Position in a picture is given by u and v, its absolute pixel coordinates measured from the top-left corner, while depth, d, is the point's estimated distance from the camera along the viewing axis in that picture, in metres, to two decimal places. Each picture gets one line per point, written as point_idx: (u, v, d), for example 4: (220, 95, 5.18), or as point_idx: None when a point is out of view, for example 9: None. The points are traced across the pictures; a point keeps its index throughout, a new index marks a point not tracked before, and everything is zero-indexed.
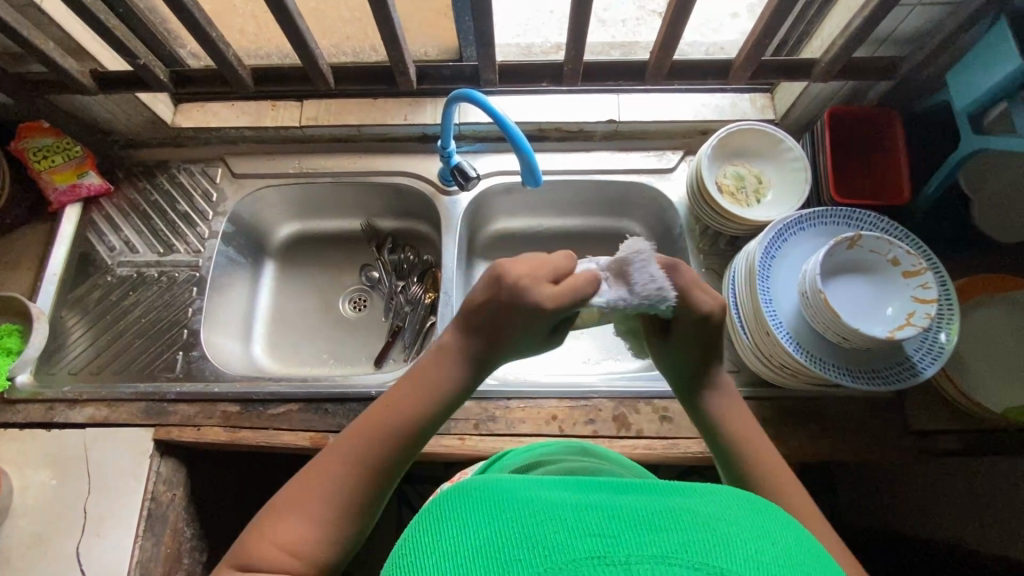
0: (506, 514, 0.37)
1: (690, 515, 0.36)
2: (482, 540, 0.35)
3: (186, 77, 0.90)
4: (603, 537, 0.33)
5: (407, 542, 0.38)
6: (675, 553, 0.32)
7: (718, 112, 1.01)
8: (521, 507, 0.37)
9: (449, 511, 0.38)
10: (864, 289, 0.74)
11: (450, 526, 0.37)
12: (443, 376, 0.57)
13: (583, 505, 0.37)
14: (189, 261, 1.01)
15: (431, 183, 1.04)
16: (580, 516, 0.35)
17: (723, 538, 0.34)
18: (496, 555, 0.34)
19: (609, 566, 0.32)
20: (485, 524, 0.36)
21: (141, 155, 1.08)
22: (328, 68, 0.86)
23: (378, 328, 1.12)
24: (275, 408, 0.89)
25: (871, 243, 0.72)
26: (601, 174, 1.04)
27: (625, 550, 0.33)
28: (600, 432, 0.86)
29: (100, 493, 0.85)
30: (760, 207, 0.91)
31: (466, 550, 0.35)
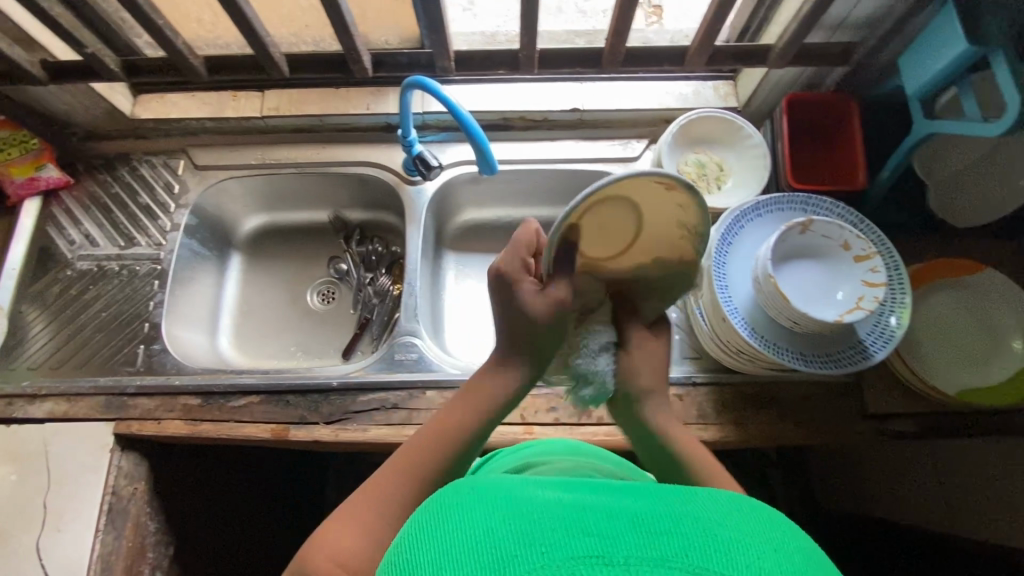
0: (505, 511, 0.38)
1: (689, 519, 0.37)
2: (479, 534, 0.36)
3: (140, 67, 0.89)
4: (600, 537, 0.35)
5: (405, 537, 0.39)
6: (674, 556, 0.34)
7: (681, 101, 1.01)
8: (520, 506, 0.38)
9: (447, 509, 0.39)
10: (817, 273, 0.75)
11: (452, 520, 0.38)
12: (493, 390, 0.66)
13: (579, 506, 0.38)
14: (151, 254, 1.00)
15: (395, 173, 1.03)
16: (577, 516, 0.37)
17: (725, 546, 0.35)
18: (496, 551, 0.35)
19: (607, 567, 0.34)
20: (486, 521, 0.37)
21: (101, 147, 1.07)
22: (281, 56, 0.85)
23: (347, 319, 1.12)
24: (237, 401, 0.88)
25: (824, 227, 0.73)
26: (566, 163, 1.04)
27: (625, 551, 0.34)
28: (561, 420, 0.86)
29: (59, 487, 0.84)
30: (721, 194, 0.91)
31: (463, 546, 0.36)
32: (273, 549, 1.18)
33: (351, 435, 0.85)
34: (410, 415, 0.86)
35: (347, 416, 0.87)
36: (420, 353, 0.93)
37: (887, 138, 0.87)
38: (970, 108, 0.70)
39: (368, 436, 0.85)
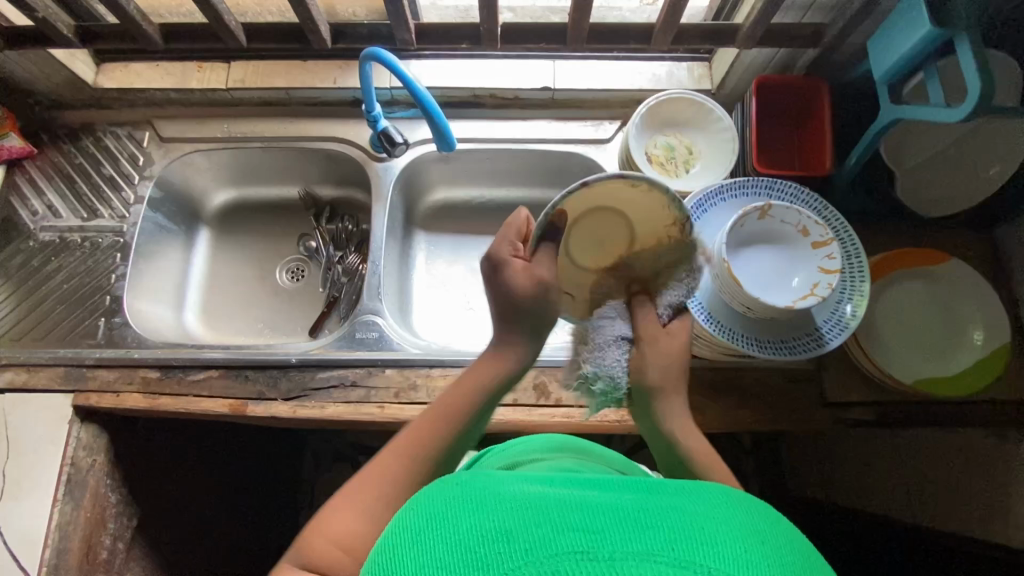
0: (490, 509, 0.40)
1: (677, 516, 0.38)
2: (461, 535, 0.38)
3: (95, 33, 0.87)
4: (584, 533, 0.36)
5: (389, 539, 0.41)
6: (660, 550, 0.35)
7: (654, 82, 0.99)
8: (505, 505, 0.40)
9: (432, 507, 0.42)
10: (769, 266, 0.74)
11: (439, 516, 0.41)
12: (492, 380, 0.64)
13: (566, 504, 0.40)
14: (113, 226, 0.99)
15: (362, 150, 1.02)
16: (563, 512, 0.39)
17: (712, 541, 0.36)
18: (479, 549, 0.37)
19: (591, 560, 0.35)
20: (469, 520, 0.39)
21: (66, 117, 1.05)
22: (238, 25, 0.83)
23: (315, 297, 1.12)
24: (196, 375, 0.88)
25: (780, 219, 0.73)
26: (536, 144, 1.02)
27: (609, 546, 0.35)
28: (520, 401, 0.86)
29: (17, 458, 0.85)
30: (689, 177, 0.90)
31: (445, 546, 0.38)
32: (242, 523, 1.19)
33: (309, 411, 0.85)
34: (368, 393, 0.86)
35: (305, 393, 0.87)
36: (381, 332, 0.92)
37: (858, 123, 0.86)
38: (935, 93, 0.69)
39: (326, 413, 0.85)
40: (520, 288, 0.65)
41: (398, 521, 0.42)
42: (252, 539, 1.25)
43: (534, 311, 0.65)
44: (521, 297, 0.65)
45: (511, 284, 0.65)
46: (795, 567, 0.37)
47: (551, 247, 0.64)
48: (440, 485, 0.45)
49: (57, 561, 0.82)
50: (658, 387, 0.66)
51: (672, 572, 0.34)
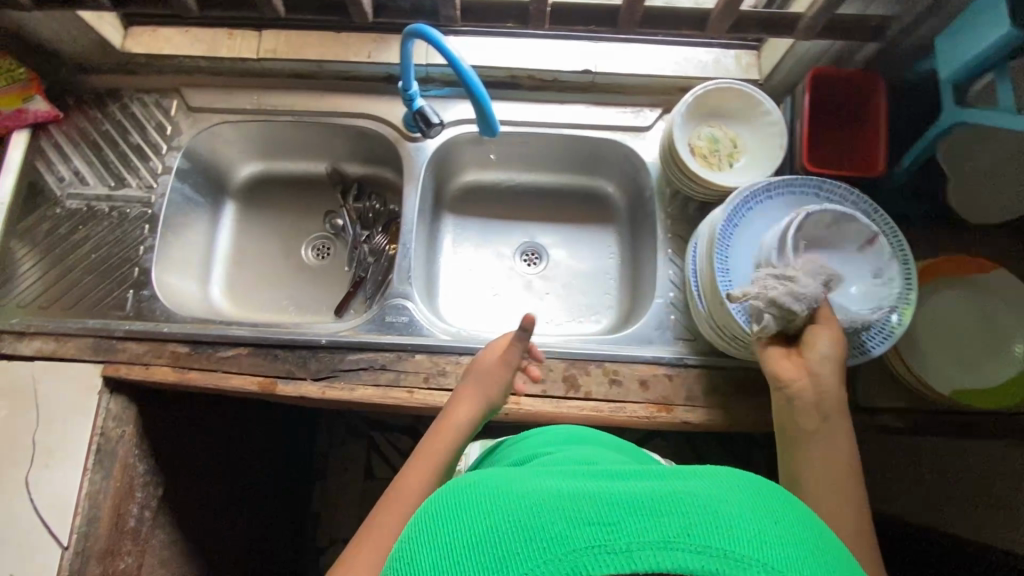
0: (501, 506, 0.40)
1: (688, 499, 0.38)
2: (477, 535, 0.39)
3: None
4: (601, 525, 0.37)
5: (406, 544, 0.42)
6: (678, 537, 0.36)
7: (700, 69, 0.96)
8: (516, 500, 0.40)
9: (445, 511, 0.42)
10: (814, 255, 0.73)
11: (454, 519, 0.41)
12: (438, 465, 0.67)
13: (578, 493, 0.39)
14: (141, 197, 0.97)
15: (395, 128, 0.99)
16: (575, 504, 0.38)
17: (726, 526, 0.37)
18: (494, 549, 0.38)
19: (610, 552, 0.36)
20: (482, 518, 0.40)
21: (91, 80, 1.02)
22: None
23: (341, 276, 1.11)
24: (225, 351, 0.88)
25: (883, 253, 0.73)
26: (572, 129, 1.00)
27: (626, 537, 0.36)
28: (550, 392, 0.85)
29: (48, 425, 0.85)
30: (732, 171, 0.88)
31: (462, 546, 0.39)
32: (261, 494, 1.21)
33: (338, 392, 0.85)
34: (397, 376, 0.86)
35: (335, 374, 0.86)
36: (411, 316, 0.91)
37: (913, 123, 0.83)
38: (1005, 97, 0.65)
39: (355, 396, 0.85)
40: (486, 376, 0.72)
41: (414, 528, 0.43)
42: (269, 509, 1.27)
43: (488, 396, 0.71)
44: (485, 382, 0.72)
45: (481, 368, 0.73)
46: (807, 544, 0.38)
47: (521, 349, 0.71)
48: (449, 487, 0.44)
49: (88, 529, 0.84)
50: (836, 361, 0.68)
51: (689, 560, 0.35)
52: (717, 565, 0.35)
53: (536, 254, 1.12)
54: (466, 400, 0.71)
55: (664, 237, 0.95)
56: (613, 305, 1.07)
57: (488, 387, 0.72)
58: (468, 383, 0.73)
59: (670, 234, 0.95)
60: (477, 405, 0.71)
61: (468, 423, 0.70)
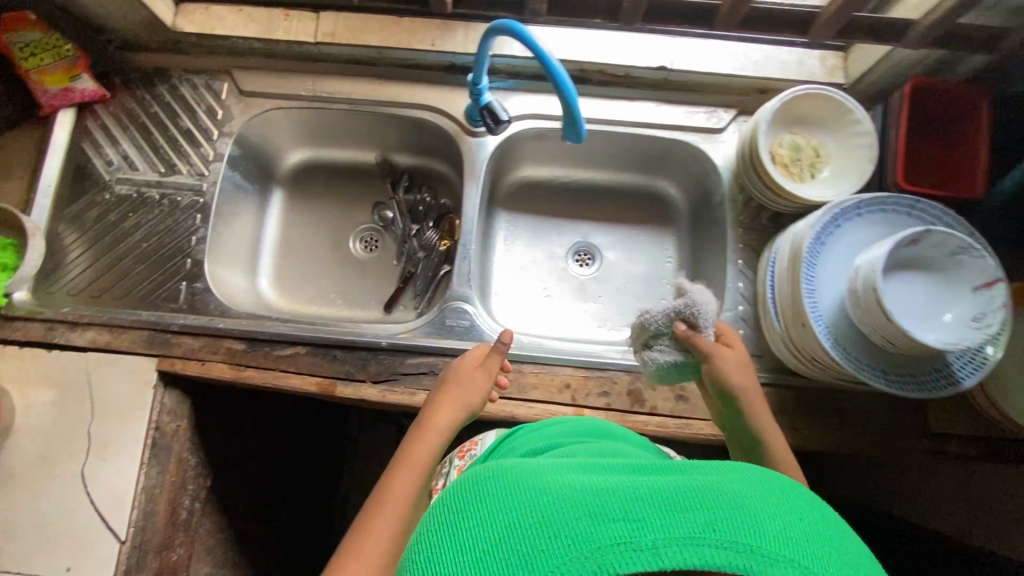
0: (524, 497, 0.41)
1: (716, 493, 0.39)
2: (490, 530, 0.40)
3: None
4: (628, 521, 0.37)
5: (418, 541, 0.43)
6: (705, 533, 0.36)
7: (783, 69, 0.90)
8: (539, 492, 0.40)
9: (469, 502, 0.42)
10: (917, 272, 0.69)
11: (477, 510, 0.41)
12: (423, 470, 0.66)
13: (603, 488, 0.40)
14: (193, 185, 0.94)
15: (457, 122, 0.95)
16: (600, 500, 0.39)
17: (753, 520, 0.37)
18: (513, 543, 0.38)
19: (640, 550, 0.36)
20: (500, 511, 0.40)
21: (139, 59, 0.98)
22: None
23: (390, 271, 1.09)
24: (283, 350, 0.86)
25: (997, 299, 0.65)
26: (641, 128, 0.95)
27: (655, 534, 0.36)
28: (614, 405, 0.83)
29: (104, 418, 0.84)
30: (814, 183, 0.84)
31: (480, 540, 0.39)
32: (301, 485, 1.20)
33: (398, 397, 0.83)
34: None
35: (395, 377, 0.85)
36: (472, 320, 0.88)
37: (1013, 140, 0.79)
38: None
39: (415, 401, 0.83)
40: (465, 381, 0.72)
41: (436, 520, 0.43)
42: (308, 497, 1.26)
43: (468, 403, 0.70)
44: (463, 386, 0.71)
45: (458, 375, 0.72)
46: (831, 537, 0.39)
47: (501, 354, 0.74)
48: (470, 478, 0.45)
49: (145, 523, 0.83)
50: (742, 389, 0.72)
51: (719, 555, 0.36)
52: (746, 562, 0.36)
53: (589, 255, 1.09)
54: (445, 404, 0.70)
55: (734, 246, 0.91)
56: None
57: (466, 393, 0.71)
58: (446, 388, 0.72)
59: (741, 244, 0.91)
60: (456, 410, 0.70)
61: (449, 429, 0.69)
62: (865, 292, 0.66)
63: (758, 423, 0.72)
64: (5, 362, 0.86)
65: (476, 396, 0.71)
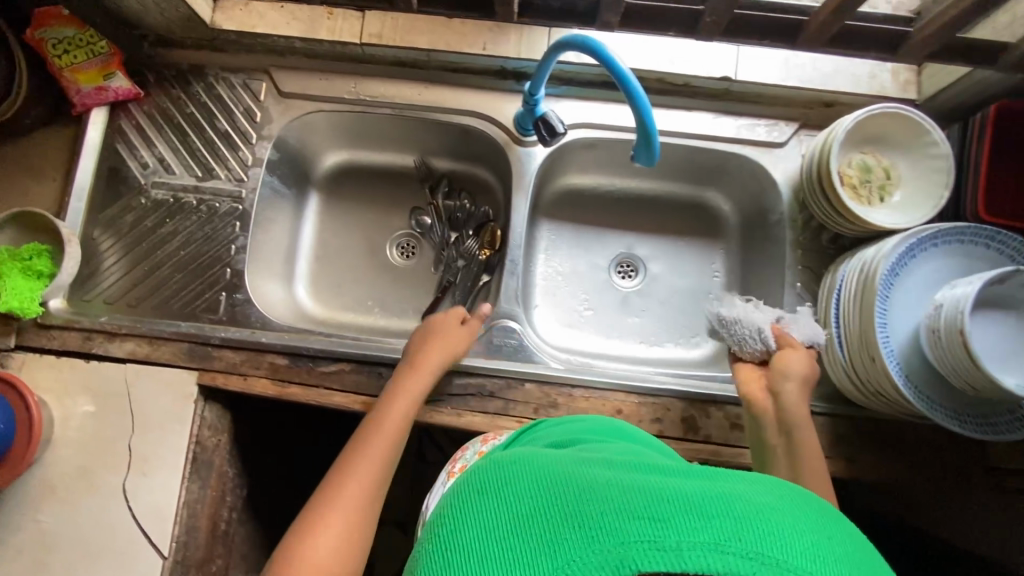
0: (547, 491, 0.40)
1: (745, 503, 0.36)
2: (513, 509, 0.40)
3: None
4: (649, 520, 0.35)
5: (447, 513, 0.44)
6: (728, 541, 0.34)
7: (852, 83, 0.86)
8: (565, 486, 0.40)
9: (490, 490, 0.43)
10: (1000, 313, 0.65)
11: (499, 497, 0.42)
12: (409, 407, 0.75)
13: (629, 486, 0.38)
14: (232, 191, 0.91)
15: (505, 130, 0.91)
16: (626, 497, 0.37)
17: (778, 532, 0.35)
18: (533, 525, 0.39)
19: (658, 549, 0.34)
20: (527, 493, 0.41)
21: (173, 56, 0.93)
22: None
23: (427, 279, 1.06)
24: (327, 366, 0.84)
25: None
26: (698, 141, 0.91)
27: (677, 535, 0.35)
28: (666, 432, 0.81)
29: (144, 432, 0.83)
30: (883, 207, 0.80)
31: (502, 515, 0.40)
32: None
33: (446, 418, 0.81)
34: (507, 406, 0.82)
35: (442, 397, 0.82)
36: (520, 340, 0.86)
37: None
38: None
39: (463, 423, 0.81)
40: (449, 334, 0.82)
41: (458, 504, 0.44)
42: None
43: (452, 352, 0.80)
44: (447, 339, 0.81)
45: (441, 327, 0.82)
46: (865, 566, 0.35)
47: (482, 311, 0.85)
48: (496, 468, 0.45)
49: (187, 539, 0.82)
50: (800, 380, 0.73)
51: (742, 565, 0.33)
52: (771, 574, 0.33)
53: (632, 266, 1.06)
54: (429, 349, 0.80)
55: (792, 268, 0.89)
56: None
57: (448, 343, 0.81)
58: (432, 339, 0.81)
59: (800, 266, 0.89)
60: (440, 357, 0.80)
61: (433, 376, 0.78)
62: (949, 334, 0.64)
63: (794, 413, 0.72)
64: (43, 372, 0.84)
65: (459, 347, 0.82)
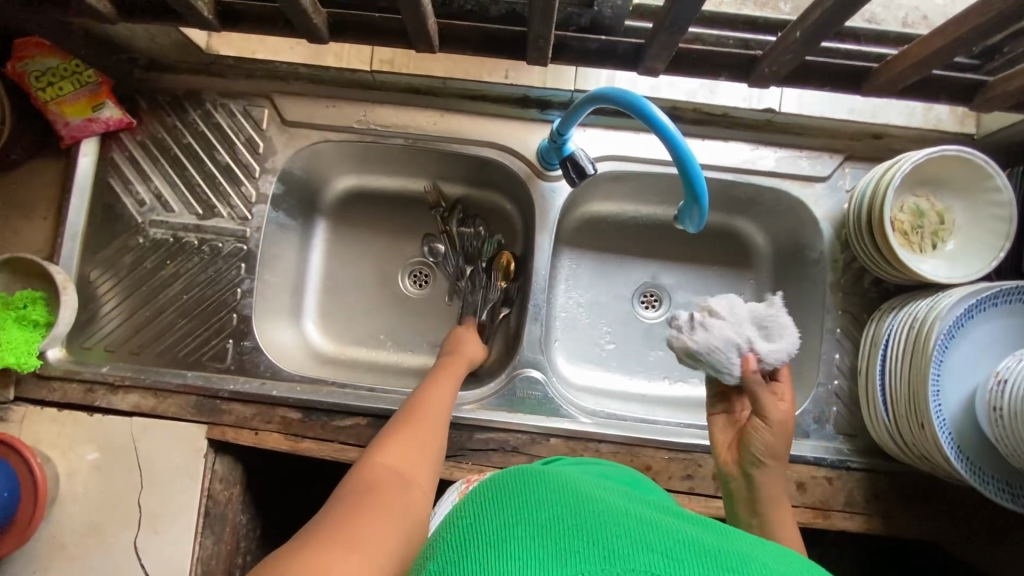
0: (567, 499, 0.34)
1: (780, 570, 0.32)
2: (529, 508, 0.33)
3: (237, 14, 0.63)
4: (676, 567, 0.31)
5: (458, 519, 0.35)
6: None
7: (903, 116, 0.80)
8: (590, 502, 0.34)
9: (502, 486, 0.36)
10: None
11: (511, 492, 0.35)
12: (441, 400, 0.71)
13: (658, 524, 0.34)
14: (236, 230, 0.85)
15: (528, 163, 0.85)
16: (651, 536, 0.33)
17: None
18: (553, 532, 0.32)
19: None
20: (545, 495, 0.34)
21: (167, 81, 0.86)
22: (435, 24, 0.60)
23: (441, 311, 1.01)
24: (342, 420, 0.80)
25: None
26: (735, 176, 0.85)
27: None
28: (698, 490, 0.77)
29: (153, 488, 0.79)
30: (935, 255, 0.75)
31: (518, 514, 0.33)
32: None
33: (467, 475, 0.78)
34: (531, 462, 0.78)
35: (463, 453, 0.79)
36: (544, 391, 0.82)
37: None
38: None
39: None
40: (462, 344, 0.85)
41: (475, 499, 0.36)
42: None
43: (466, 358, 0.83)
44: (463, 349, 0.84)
45: (469, 332, 0.88)
46: None
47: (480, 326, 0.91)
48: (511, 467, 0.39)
49: None
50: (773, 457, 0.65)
51: None
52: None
53: (657, 297, 1.01)
54: (461, 347, 0.85)
55: (832, 312, 0.84)
56: None
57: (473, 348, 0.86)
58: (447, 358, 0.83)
59: (839, 309, 0.83)
60: (473, 353, 0.84)
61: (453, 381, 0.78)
62: (1013, 415, 0.60)
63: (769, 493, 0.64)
64: (44, 426, 0.80)
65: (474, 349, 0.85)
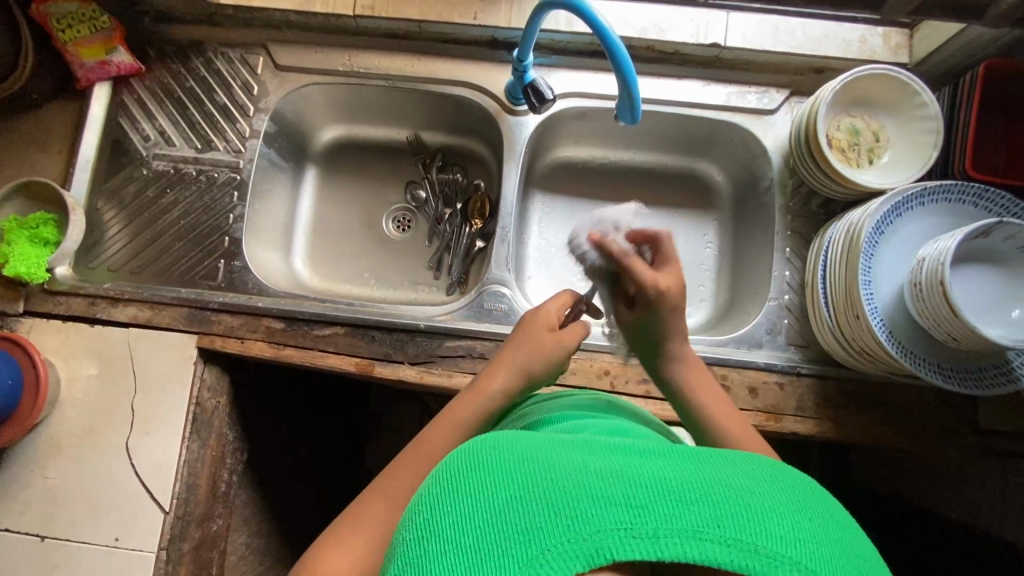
0: (527, 477, 0.35)
1: (724, 489, 0.34)
2: (483, 498, 0.34)
3: None
4: (628, 506, 0.33)
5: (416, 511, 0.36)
6: (707, 528, 0.32)
7: (841, 49, 0.87)
8: (541, 470, 0.35)
9: (449, 476, 0.36)
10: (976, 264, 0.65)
11: (471, 489, 0.35)
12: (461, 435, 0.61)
13: (606, 470, 0.35)
14: (230, 161, 0.93)
15: (497, 101, 0.93)
16: (607, 482, 0.34)
17: (758, 517, 0.33)
18: (514, 522, 0.33)
19: (635, 538, 0.32)
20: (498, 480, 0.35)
21: (174, 32, 0.96)
22: None
23: (421, 251, 1.07)
24: (321, 330, 0.86)
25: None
26: (689, 110, 0.92)
27: (654, 523, 0.32)
28: (654, 393, 0.82)
29: (145, 392, 0.85)
30: (871, 168, 0.81)
31: (474, 508, 0.34)
32: (330, 463, 1.20)
33: (438, 379, 0.83)
34: None
35: (433, 359, 0.84)
36: (510, 304, 0.88)
37: None
38: None
39: (454, 384, 0.83)
40: (536, 342, 0.68)
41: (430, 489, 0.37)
42: (343, 477, 1.24)
43: (531, 366, 0.66)
44: (533, 351, 0.67)
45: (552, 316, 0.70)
46: (841, 546, 0.34)
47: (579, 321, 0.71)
48: (472, 444, 0.39)
49: (187, 495, 0.84)
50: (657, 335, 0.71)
51: (720, 553, 0.32)
52: (744, 560, 0.32)
53: None
54: (534, 344, 0.67)
55: (782, 234, 0.89)
56: (707, 301, 1.00)
57: (548, 347, 0.68)
58: (509, 351, 0.67)
59: (788, 231, 0.89)
60: (546, 356, 0.67)
61: (501, 396, 0.65)
62: (930, 286, 0.64)
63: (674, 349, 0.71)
64: (50, 335, 0.87)
65: (552, 358, 0.68)
